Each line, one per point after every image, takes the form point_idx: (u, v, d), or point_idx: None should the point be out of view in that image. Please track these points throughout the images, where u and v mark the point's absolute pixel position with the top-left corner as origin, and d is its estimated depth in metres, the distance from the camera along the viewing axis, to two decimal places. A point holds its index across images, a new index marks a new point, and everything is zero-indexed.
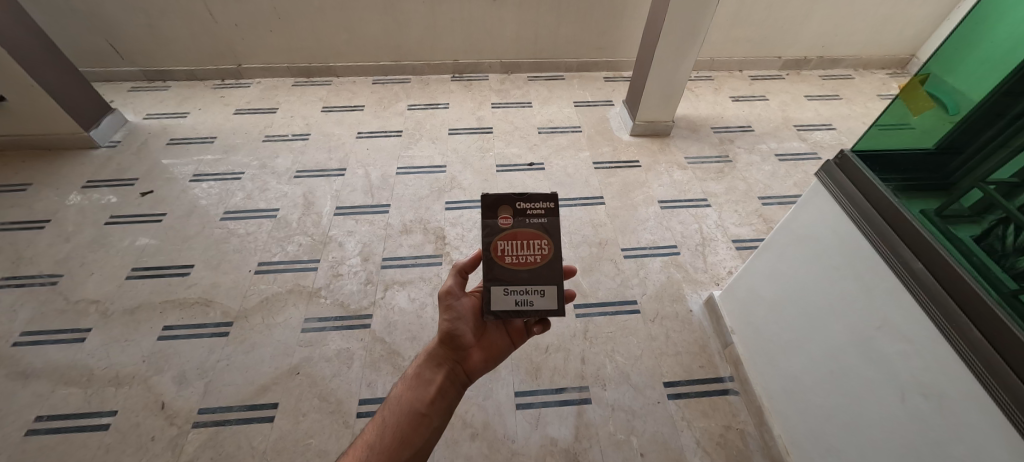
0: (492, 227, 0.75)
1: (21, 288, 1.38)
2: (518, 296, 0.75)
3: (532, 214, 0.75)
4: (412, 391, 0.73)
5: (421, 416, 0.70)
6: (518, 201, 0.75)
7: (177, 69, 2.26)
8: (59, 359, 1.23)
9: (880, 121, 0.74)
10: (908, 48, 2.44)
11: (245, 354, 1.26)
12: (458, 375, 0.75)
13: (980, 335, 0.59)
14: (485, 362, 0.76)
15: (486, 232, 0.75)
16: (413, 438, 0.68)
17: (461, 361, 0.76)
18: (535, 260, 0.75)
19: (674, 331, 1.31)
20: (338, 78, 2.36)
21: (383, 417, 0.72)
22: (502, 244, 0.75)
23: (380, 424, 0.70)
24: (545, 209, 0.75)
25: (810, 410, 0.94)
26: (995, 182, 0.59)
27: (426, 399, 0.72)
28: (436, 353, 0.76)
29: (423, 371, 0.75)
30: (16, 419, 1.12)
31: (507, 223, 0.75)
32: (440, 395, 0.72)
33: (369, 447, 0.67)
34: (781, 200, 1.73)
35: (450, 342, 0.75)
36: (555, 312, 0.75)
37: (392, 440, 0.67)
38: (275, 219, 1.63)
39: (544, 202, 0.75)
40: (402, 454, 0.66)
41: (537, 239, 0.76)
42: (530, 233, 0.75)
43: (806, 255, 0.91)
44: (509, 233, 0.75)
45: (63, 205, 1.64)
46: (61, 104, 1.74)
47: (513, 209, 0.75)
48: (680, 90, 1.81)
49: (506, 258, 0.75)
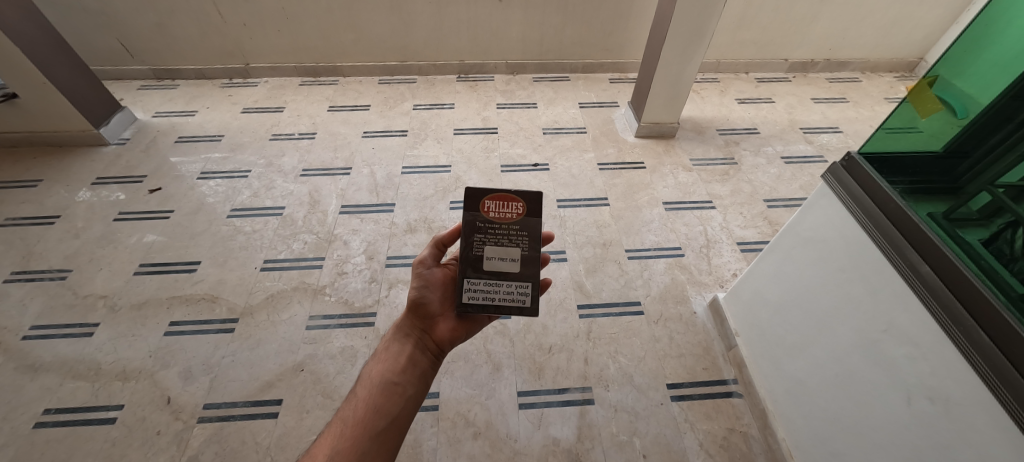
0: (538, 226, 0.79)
1: (32, 283, 1.40)
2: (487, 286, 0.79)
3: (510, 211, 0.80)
4: (383, 364, 0.75)
5: (393, 385, 0.71)
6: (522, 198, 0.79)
7: (186, 68, 2.28)
8: (67, 352, 1.24)
9: (887, 124, 0.74)
10: (916, 51, 2.42)
11: (250, 350, 1.27)
12: (426, 344, 0.78)
13: (989, 340, 0.58)
14: (453, 331, 0.79)
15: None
16: (388, 407, 0.69)
17: (429, 330, 0.79)
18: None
19: (678, 333, 1.31)
20: (344, 78, 2.37)
21: (356, 393, 0.72)
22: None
23: (354, 400, 0.71)
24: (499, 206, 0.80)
25: (815, 413, 0.93)
26: (1004, 185, 0.58)
27: (396, 368, 0.74)
28: (404, 325, 0.79)
29: (392, 345, 0.78)
30: (25, 412, 1.14)
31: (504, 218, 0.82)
32: (411, 363, 0.75)
33: (343, 422, 0.68)
34: (787, 203, 1.72)
35: (416, 311, 0.79)
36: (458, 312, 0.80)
37: (366, 411, 0.68)
38: (282, 217, 1.64)
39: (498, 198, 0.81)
40: (377, 424, 0.67)
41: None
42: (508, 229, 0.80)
43: (812, 257, 0.91)
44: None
45: (73, 201, 1.66)
46: (72, 102, 1.76)
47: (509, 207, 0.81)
48: (686, 92, 1.81)
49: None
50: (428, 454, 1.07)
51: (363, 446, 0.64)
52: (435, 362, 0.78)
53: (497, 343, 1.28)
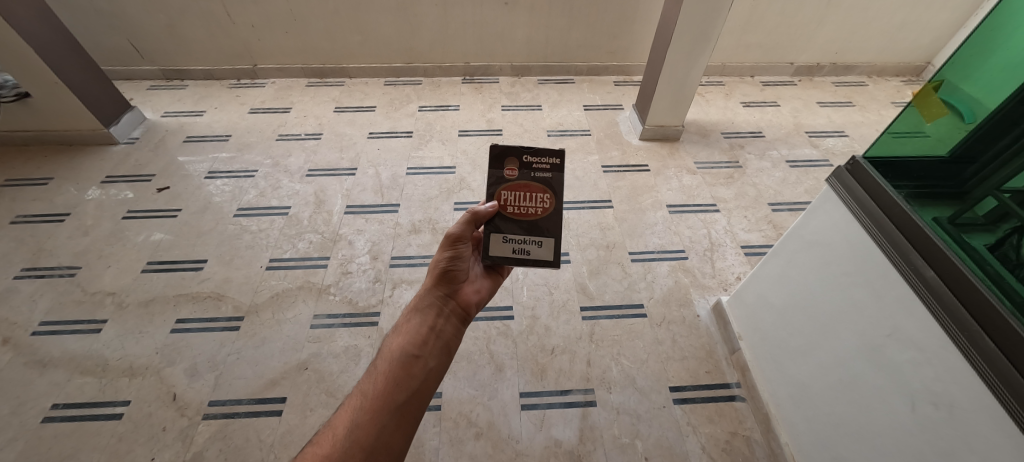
0: (498, 177, 0.81)
1: (41, 279, 1.42)
2: (516, 246, 0.81)
3: (537, 167, 0.82)
4: (404, 336, 0.72)
5: (413, 358, 0.69)
6: (525, 154, 0.82)
7: (195, 69, 2.31)
8: (76, 348, 1.26)
9: (892, 128, 0.74)
10: (923, 55, 2.41)
11: (255, 349, 1.28)
12: (451, 312, 0.78)
13: (994, 345, 0.58)
14: (478, 293, 0.82)
15: (492, 182, 0.81)
16: (408, 381, 0.67)
17: (455, 296, 0.80)
18: (537, 212, 0.81)
19: (681, 336, 1.31)
20: (350, 79, 2.40)
21: (375, 366, 0.70)
22: (506, 194, 0.81)
23: (373, 373, 0.69)
24: (550, 164, 0.82)
25: (819, 419, 0.93)
26: (1010, 190, 0.58)
27: (418, 341, 0.72)
28: (427, 294, 0.78)
29: (413, 316, 0.75)
30: (34, 406, 1.15)
31: (513, 174, 0.81)
32: (434, 334, 0.73)
33: (362, 396, 0.66)
34: (791, 207, 1.71)
35: (443, 277, 0.79)
36: (551, 264, 0.80)
37: (386, 385, 0.66)
38: (287, 217, 1.65)
39: (550, 157, 0.82)
40: (398, 397, 0.65)
41: (541, 193, 0.81)
42: (530, 186, 0.81)
43: (817, 262, 0.91)
44: (513, 184, 0.81)
45: (82, 199, 1.69)
46: (83, 101, 1.79)
47: (519, 161, 0.82)
48: (691, 95, 1.81)
49: (508, 208, 0.81)
50: (430, 454, 1.07)
51: (383, 421, 0.63)
52: (458, 331, 0.78)
53: (500, 344, 1.28)
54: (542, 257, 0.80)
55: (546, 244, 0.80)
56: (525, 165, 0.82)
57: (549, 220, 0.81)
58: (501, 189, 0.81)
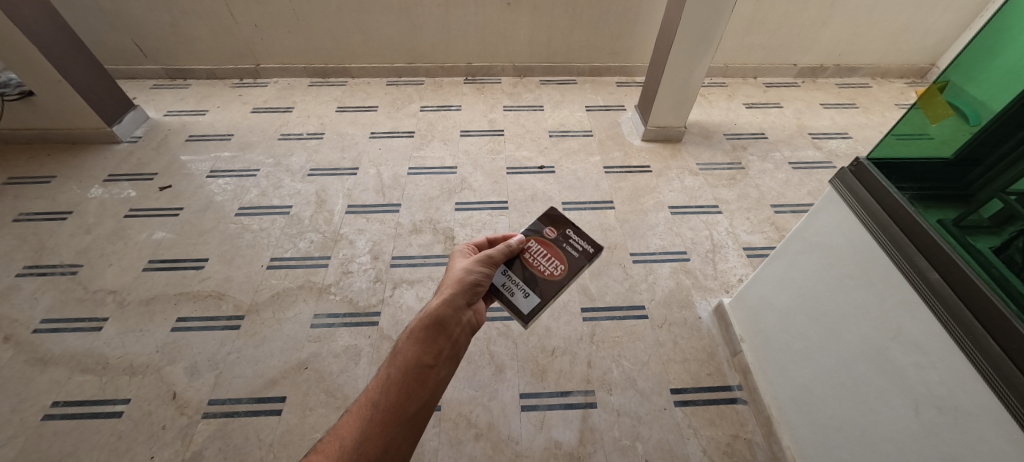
0: (539, 230, 0.97)
1: (43, 277, 1.42)
2: (511, 285, 0.89)
3: (571, 243, 0.95)
4: (420, 345, 0.71)
5: (428, 369, 0.69)
6: (570, 229, 0.96)
7: (198, 68, 2.31)
8: (76, 346, 1.26)
9: (896, 130, 0.74)
10: (927, 57, 2.40)
11: (255, 347, 1.28)
12: (468, 321, 0.79)
13: (999, 348, 0.57)
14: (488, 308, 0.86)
15: (534, 230, 0.97)
16: (419, 392, 0.67)
17: (472, 305, 0.82)
18: (545, 271, 0.91)
19: (682, 338, 1.30)
20: (353, 79, 2.40)
21: (387, 374, 0.68)
22: (535, 245, 0.94)
23: (385, 381, 0.67)
24: (583, 248, 0.94)
25: (822, 422, 0.92)
26: (1016, 193, 0.57)
27: (433, 352, 0.71)
28: (453, 301, 0.78)
29: (432, 325, 0.74)
30: (34, 404, 1.15)
31: (550, 235, 0.96)
32: (449, 344, 0.73)
33: (373, 405, 0.64)
34: (794, 209, 1.71)
35: (469, 289, 0.81)
36: (522, 316, 0.86)
37: (398, 397, 0.65)
38: (288, 216, 1.65)
39: (588, 243, 0.94)
40: (408, 409, 0.65)
41: (559, 262, 0.92)
42: (558, 252, 0.93)
43: (819, 263, 0.90)
44: (545, 242, 0.95)
45: (85, 198, 1.69)
46: (85, 99, 1.79)
47: (561, 230, 0.97)
48: (693, 97, 1.81)
49: (531, 256, 0.93)
50: (429, 454, 1.07)
51: (395, 432, 0.62)
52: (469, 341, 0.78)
53: (501, 345, 1.28)
54: (517, 308, 0.87)
55: (533, 300, 0.87)
56: (563, 238, 0.95)
57: (549, 283, 0.90)
58: (535, 236, 0.95)
